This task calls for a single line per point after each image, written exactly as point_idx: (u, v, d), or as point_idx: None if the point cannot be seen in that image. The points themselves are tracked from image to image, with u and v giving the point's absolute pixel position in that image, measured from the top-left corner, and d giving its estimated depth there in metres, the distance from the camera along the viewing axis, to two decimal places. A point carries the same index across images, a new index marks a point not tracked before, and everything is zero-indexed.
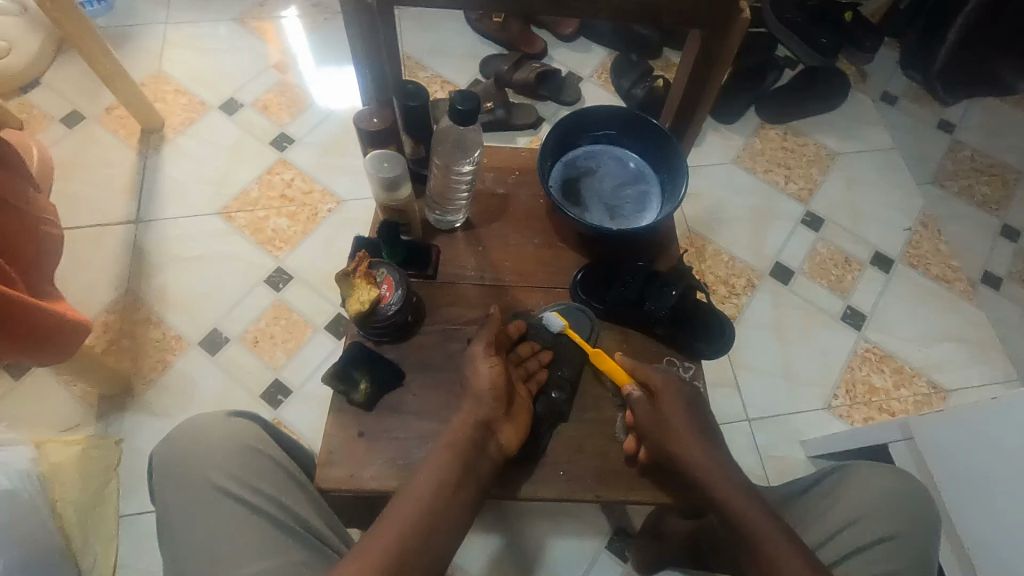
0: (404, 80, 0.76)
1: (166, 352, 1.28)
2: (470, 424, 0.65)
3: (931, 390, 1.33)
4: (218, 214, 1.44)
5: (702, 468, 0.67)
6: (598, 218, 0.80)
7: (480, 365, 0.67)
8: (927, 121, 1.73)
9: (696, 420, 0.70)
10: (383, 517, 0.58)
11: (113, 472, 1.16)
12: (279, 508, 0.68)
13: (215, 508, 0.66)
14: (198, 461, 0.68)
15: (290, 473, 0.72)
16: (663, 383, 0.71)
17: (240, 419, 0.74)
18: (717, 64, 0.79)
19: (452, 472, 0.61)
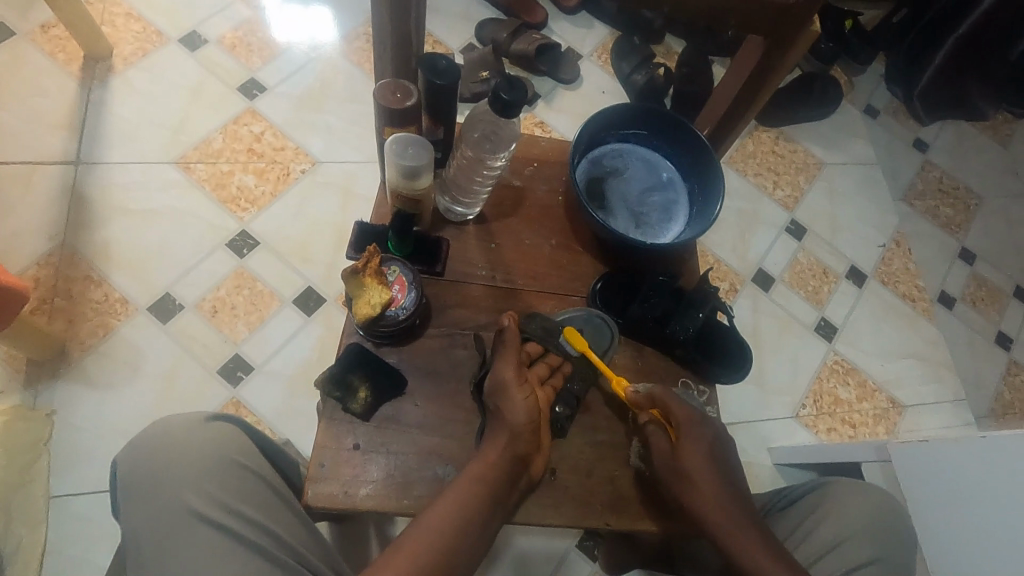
0: (436, 56, 0.73)
1: (109, 316, 1.14)
2: (505, 455, 0.65)
3: (890, 405, 1.37)
4: (175, 163, 1.29)
5: (716, 508, 0.68)
6: (625, 224, 0.86)
7: (513, 396, 0.67)
8: (901, 137, 1.69)
9: (715, 457, 0.71)
10: (407, 536, 0.59)
11: (42, 448, 1.04)
12: (262, 532, 0.63)
13: (191, 533, 0.60)
14: (172, 478, 0.63)
15: (274, 491, 0.67)
16: (687, 420, 0.71)
17: (220, 428, 0.68)
18: (772, 74, 0.83)
19: (474, 506, 0.62)
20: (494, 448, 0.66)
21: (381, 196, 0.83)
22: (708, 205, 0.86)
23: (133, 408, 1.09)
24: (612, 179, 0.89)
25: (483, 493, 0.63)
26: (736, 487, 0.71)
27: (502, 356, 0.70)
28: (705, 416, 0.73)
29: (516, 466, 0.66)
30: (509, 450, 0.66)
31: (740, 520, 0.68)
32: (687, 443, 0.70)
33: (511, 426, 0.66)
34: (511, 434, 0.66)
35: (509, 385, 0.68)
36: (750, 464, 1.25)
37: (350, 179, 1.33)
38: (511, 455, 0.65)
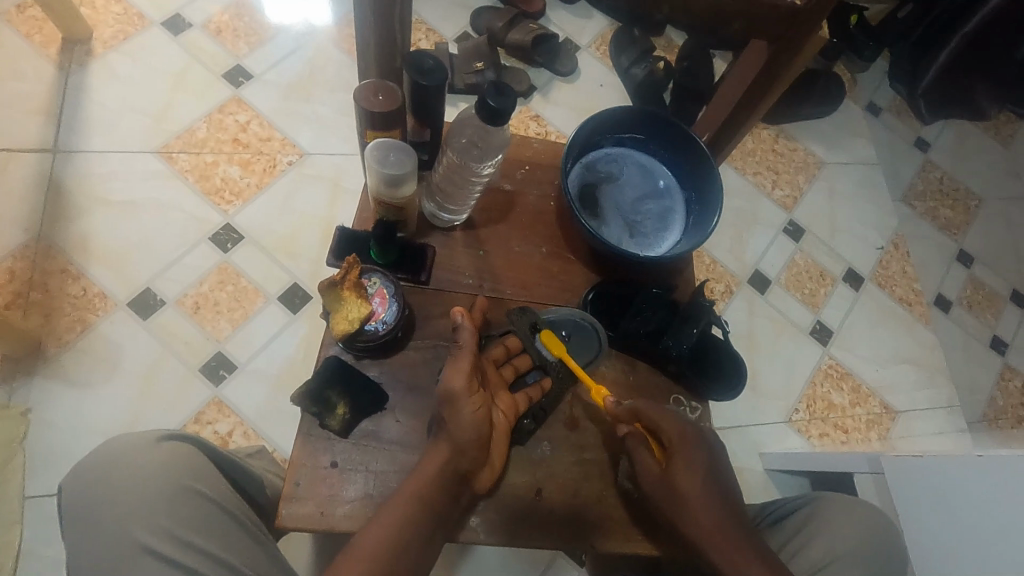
0: (423, 56, 0.70)
1: (87, 312, 1.11)
2: (449, 469, 0.64)
3: (883, 410, 1.34)
4: (157, 153, 1.25)
5: (703, 520, 0.66)
6: (618, 233, 0.84)
7: (461, 408, 0.64)
8: (903, 137, 1.66)
9: (712, 476, 0.68)
10: (355, 546, 0.60)
11: (17, 448, 1.01)
12: (217, 564, 0.61)
13: (141, 569, 0.59)
14: (123, 510, 0.61)
15: (233, 517, 0.66)
16: (681, 440, 0.68)
17: (176, 452, 0.66)
18: (779, 80, 0.80)
19: (412, 527, 0.62)
20: (433, 460, 0.64)
21: (365, 199, 0.80)
22: (704, 215, 0.83)
23: (111, 408, 1.06)
24: (606, 185, 0.86)
25: (420, 511, 0.62)
26: (734, 505, 0.68)
27: (454, 363, 0.66)
28: (702, 428, 0.71)
29: (456, 482, 0.65)
30: (449, 465, 0.64)
31: (737, 543, 0.65)
32: (681, 469, 0.67)
33: (455, 441, 0.64)
34: (454, 449, 0.64)
35: (458, 396, 0.64)
36: (741, 470, 1.23)
37: (339, 172, 1.29)
38: (450, 470, 0.64)
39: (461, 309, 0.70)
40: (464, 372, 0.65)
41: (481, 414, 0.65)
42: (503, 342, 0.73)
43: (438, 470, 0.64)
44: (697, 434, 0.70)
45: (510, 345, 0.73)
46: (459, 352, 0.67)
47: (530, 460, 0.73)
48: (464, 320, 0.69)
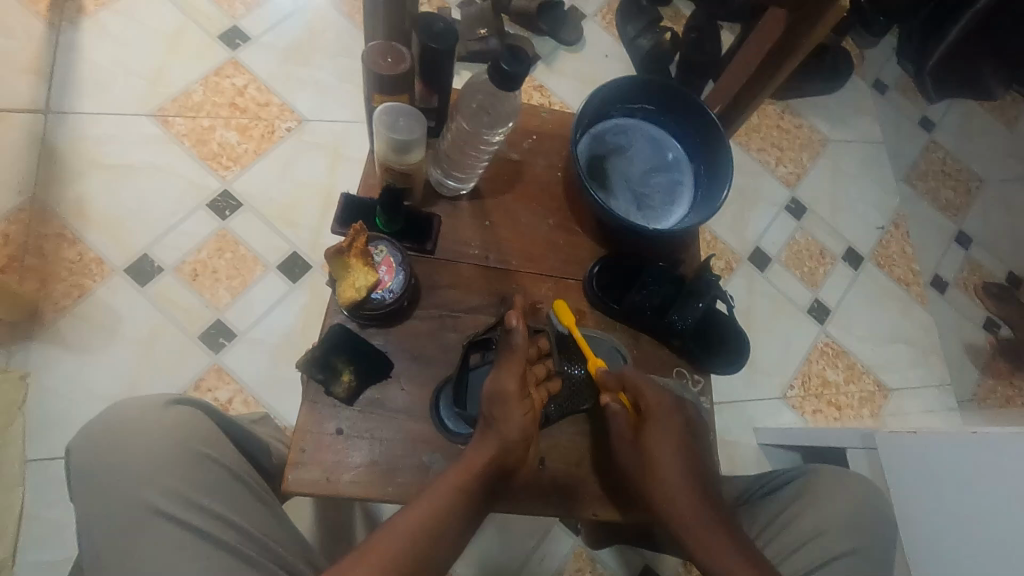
0: (431, 18, 0.68)
1: (84, 277, 1.10)
2: (493, 465, 0.64)
3: (876, 388, 1.36)
4: (152, 116, 1.22)
5: (682, 492, 0.67)
6: (627, 206, 0.83)
7: (514, 410, 0.65)
8: (908, 116, 1.64)
9: (688, 451, 0.70)
10: (389, 528, 0.58)
11: (17, 412, 1.01)
12: (227, 525, 0.62)
13: (151, 530, 0.59)
14: (132, 472, 0.61)
15: (243, 481, 0.66)
16: (659, 405, 0.71)
17: (184, 417, 0.66)
18: (792, 52, 0.79)
19: (459, 512, 0.61)
20: (481, 455, 0.64)
21: (369, 166, 0.79)
22: (714, 189, 0.83)
23: (110, 374, 1.06)
24: (615, 157, 0.85)
25: (469, 499, 0.62)
26: (704, 473, 0.69)
27: (505, 365, 0.66)
28: (681, 399, 0.73)
29: (502, 474, 0.66)
30: (497, 462, 0.65)
31: (700, 505, 0.66)
32: (653, 430, 0.70)
33: (506, 439, 0.65)
34: (503, 446, 0.65)
35: (512, 399, 0.65)
36: (734, 443, 1.25)
37: (339, 140, 1.26)
38: (501, 464, 0.65)
39: (516, 310, 0.68)
40: (516, 377, 0.66)
41: (529, 416, 0.66)
42: (535, 342, 0.73)
43: (489, 466, 0.64)
44: (675, 406, 0.72)
45: (542, 346, 0.73)
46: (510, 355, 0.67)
47: (537, 433, 0.74)
48: (519, 322, 0.67)
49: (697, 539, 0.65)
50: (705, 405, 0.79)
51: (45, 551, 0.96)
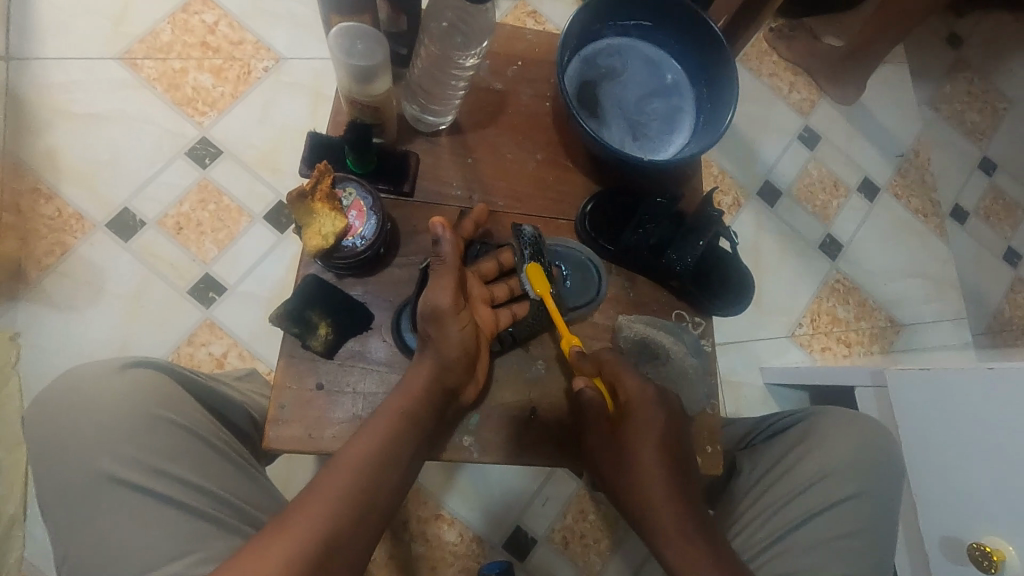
0: None
1: (65, 234, 1.06)
2: (432, 390, 0.63)
3: (888, 323, 1.32)
4: (119, 59, 1.14)
5: (654, 474, 0.65)
6: (621, 136, 0.76)
7: (448, 326, 0.63)
8: (936, 30, 1.50)
9: (668, 432, 0.67)
10: (339, 458, 0.58)
11: (11, 372, 1.00)
12: (192, 490, 0.61)
13: (112, 498, 0.59)
14: (91, 442, 0.61)
15: (209, 443, 0.65)
16: (640, 399, 0.67)
17: (142, 380, 0.64)
18: None
19: (400, 435, 0.60)
20: (420, 375, 0.63)
21: (338, 103, 0.74)
22: (717, 113, 0.76)
23: (100, 331, 1.04)
24: (607, 82, 0.78)
25: (410, 425, 0.61)
26: (686, 470, 0.67)
27: (437, 278, 0.63)
28: (665, 389, 0.70)
29: (445, 397, 0.64)
30: (436, 382, 0.63)
31: (676, 508, 0.64)
32: (631, 435, 0.66)
33: (442, 357, 0.63)
34: (440, 366, 0.63)
35: (445, 314, 0.62)
36: (739, 383, 1.23)
37: (318, 79, 1.18)
38: (439, 385, 0.63)
39: (442, 219, 0.64)
40: (450, 290, 0.63)
41: (467, 331, 0.64)
42: (496, 256, 0.70)
43: (426, 386, 0.62)
44: (658, 397, 0.68)
45: (504, 260, 0.70)
46: (442, 265, 0.64)
47: (526, 379, 0.71)
48: (445, 231, 0.64)
49: (673, 550, 0.63)
50: (706, 347, 0.75)
51: None
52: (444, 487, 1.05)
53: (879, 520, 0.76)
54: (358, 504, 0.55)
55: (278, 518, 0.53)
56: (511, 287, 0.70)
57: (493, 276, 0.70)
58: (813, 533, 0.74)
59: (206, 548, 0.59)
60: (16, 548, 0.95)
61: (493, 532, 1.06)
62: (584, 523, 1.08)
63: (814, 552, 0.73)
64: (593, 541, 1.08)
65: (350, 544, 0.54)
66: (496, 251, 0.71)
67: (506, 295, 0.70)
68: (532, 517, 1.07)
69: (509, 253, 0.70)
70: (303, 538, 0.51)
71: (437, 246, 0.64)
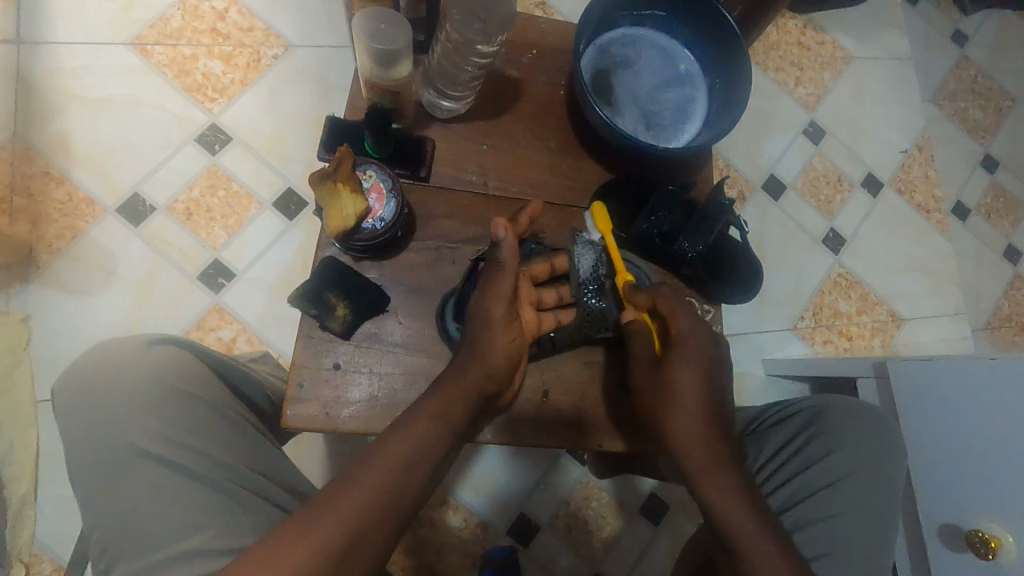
0: None
1: (76, 218, 1.07)
2: (475, 392, 0.64)
3: (889, 318, 1.33)
4: (130, 45, 1.14)
5: (694, 407, 0.65)
6: (635, 125, 0.77)
7: (497, 338, 0.65)
8: (941, 26, 1.50)
9: (709, 378, 0.66)
10: (373, 450, 0.58)
11: (21, 354, 1.01)
12: (216, 464, 0.62)
13: (138, 470, 0.60)
14: (116, 416, 0.62)
15: (232, 419, 0.66)
16: (690, 334, 0.68)
17: (169, 355, 0.66)
18: None
19: (439, 433, 0.60)
20: (462, 376, 0.64)
21: (356, 89, 0.75)
22: (730, 105, 0.77)
23: (111, 314, 1.05)
24: (621, 71, 0.78)
25: (445, 424, 0.61)
26: (724, 415, 0.66)
27: (495, 286, 0.65)
28: (715, 333, 0.70)
29: (483, 399, 0.65)
30: (480, 387, 0.64)
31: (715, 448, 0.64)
32: (680, 360, 0.67)
33: (487, 364, 0.65)
34: (485, 372, 0.64)
35: (496, 326, 0.65)
36: (740, 374, 1.24)
37: (328, 68, 1.18)
38: (479, 389, 0.64)
39: (505, 221, 0.65)
40: (505, 300, 0.65)
41: (513, 345, 0.66)
42: (550, 260, 0.72)
43: (467, 395, 0.63)
44: (709, 339, 0.69)
45: (558, 265, 0.73)
46: (500, 268, 0.65)
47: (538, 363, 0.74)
48: (507, 234, 0.65)
49: (711, 487, 0.63)
50: (715, 335, 0.77)
51: (68, 486, 0.99)
52: (451, 472, 1.07)
53: (879, 501, 0.77)
54: (387, 499, 0.55)
55: (308, 509, 0.53)
56: (562, 293, 0.73)
57: (544, 279, 0.73)
58: (814, 513, 0.76)
59: (226, 522, 0.60)
60: (28, 528, 0.96)
61: (499, 518, 1.07)
62: (588, 509, 1.10)
63: (815, 530, 0.75)
64: (595, 527, 1.09)
65: (375, 535, 0.54)
66: (551, 255, 0.73)
67: (554, 300, 0.73)
68: (536, 503, 1.09)
69: (565, 260, 0.73)
70: (337, 522, 0.52)
71: (499, 247, 0.65)
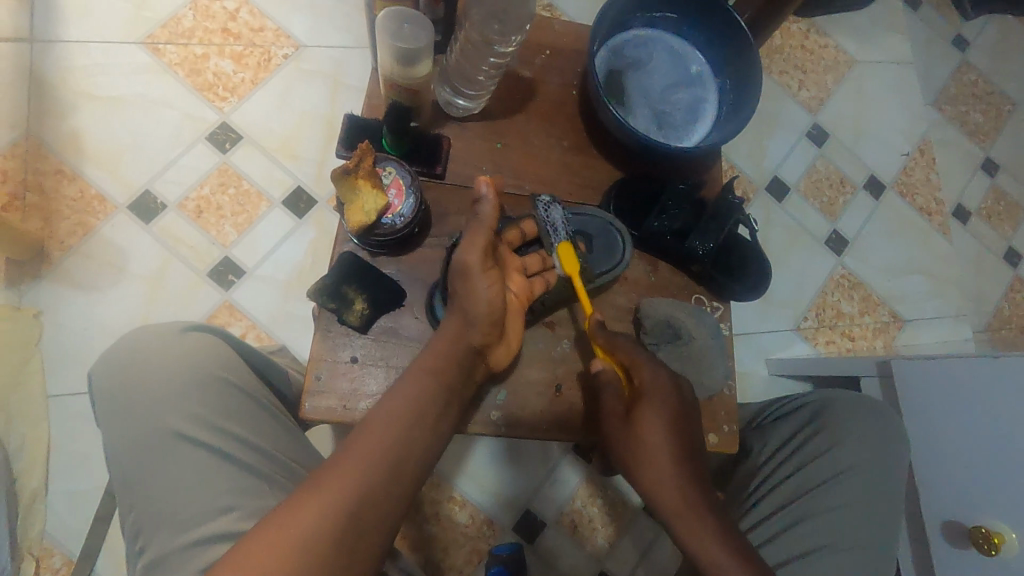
0: None
1: (87, 216, 1.08)
2: (461, 350, 0.65)
3: (891, 319, 1.34)
4: (142, 44, 1.16)
5: (660, 454, 0.67)
6: (646, 125, 0.78)
7: (477, 285, 0.66)
8: (942, 31, 1.52)
9: (674, 422, 0.67)
10: (368, 421, 0.59)
11: (33, 349, 1.02)
12: (246, 448, 0.65)
13: (174, 452, 0.62)
14: (151, 400, 0.64)
15: (260, 405, 0.69)
16: (652, 385, 0.68)
17: (202, 343, 0.68)
18: None
19: (427, 407, 0.61)
20: (445, 338, 0.66)
21: (373, 86, 0.76)
22: (741, 105, 0.79)
23: (122, 310, 1.06)
24: (633, 71, 0.80)
25: (438, 383, 0.63)
26: (693, 449, 0.68)
27: (469, 236, 0.66)
28: (679, 376, 0.71)
29: (471, 358, 0.66)
30: (463, 341, 0.66)
31: (688, 493, 0.66)
32: (647, 411, 0.67)
33: (468, 313, 0.66)
34: (467, 321, 0.66)
35: (473, 271, 0.66)
36: (744, 374, 1.25)
37: (337, 68, 1.20)
38: (463, 347, 0.66)
39: (488, 179, 0.68)
40: (479, 249, 0.66)
41: (495, 291, 0.66)
42: (518, 226, 0.73)
43: (452, 351, 0.65)
44: (671, 380, 0.69)
45: (527, 230, 0.73)
46: (477, 224, 0.67)
47: (550, 356, 0.75)
48: (489, 191, 0.68)
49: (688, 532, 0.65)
50: (724, 331, 0.78)
51: (77, 480, 1.00)
52: (458, 468, 1.08)
53: (885, 493, 0.79)
54: (390, 464, 0.57)
55: (313, 481, 0.54)
56: (542, 256, 0.73)
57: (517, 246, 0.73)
58: (819, 505, 0.77)
59: (249, 507, 0.62)
60: (38, 522, 0.97)
61: (505, 514, 1.08)
62: (593, 506, 1.10)
63: (819, 521, 0.76)
64: (600, 525, 1.10)
65: (382, 501, 0.55)
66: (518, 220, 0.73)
67: (538, 264, 0.73)
68: (542, 500, 1.10)
69: (532, 224, 0.73)
70: (331, 503, 0.52)
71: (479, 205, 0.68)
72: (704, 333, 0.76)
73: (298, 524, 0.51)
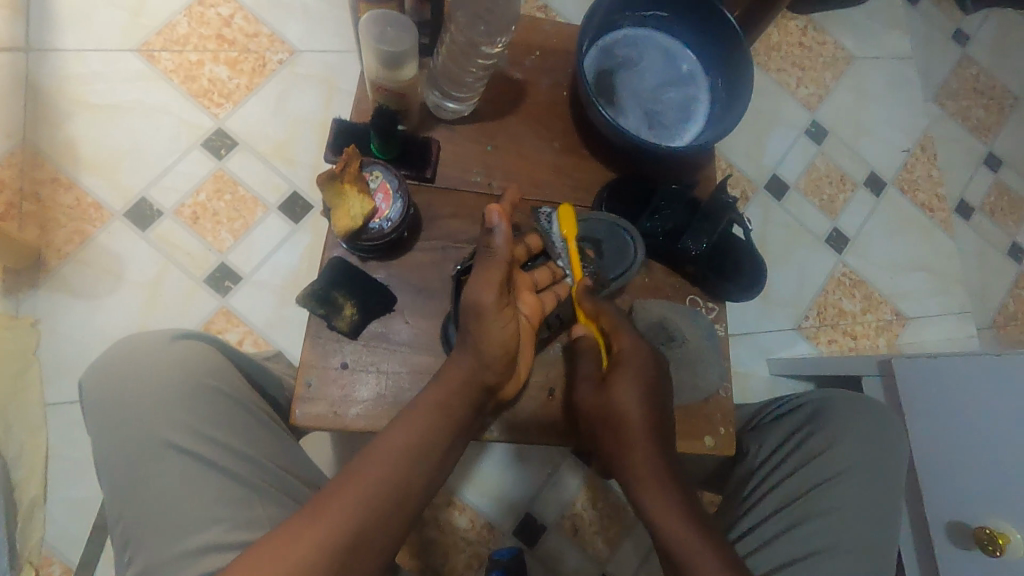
0: None
1: (84, 223, 1.08)
2: (473, 385, 0.64)
3: (893, 317, 1.33)
4: (137, 52, 1.16)
5: (635, 420, 0.66)
6: (637, 125, 0.78)
7: (490, 323, 0.63)
8: (941, 26, 1.51)
9: (649, 390, 0.67)
10: (373, 447, 0.59)
11: (30, 357, 1.02)
12: (238, 456, 0.65)
13: (164, 460, 0.62)
14: (142, 408, 0.64)
15: (252, 412, 0.68)
16: (630, 355, 0.68)
17: (195, 350, 0.68)
18: None
19: (431, 441, 0.61)
20: (456, 368, 0.65)
21: (362, 90, 0.76)
22: (733, 105, 0.78)
23: (120, 318, 1.06)
24: (624, 72, 0.79)
25: (444, 418, 0.62)
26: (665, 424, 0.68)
27: (483, 273, 0.63)
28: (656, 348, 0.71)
29: (483, 393, 0.65)
30: (477, 377, 0.64)
31: (657, 462, 0.65)
32: (623, 379, 0.67)
33: (482, 353, 0.64)
34: (480, 363, 0.64)
35: (486, 310, 0.63)
36: (746, 374, 1.24)
37: (332, 72, 1.19)
38: (476, 381, 0.64)
39: (498, 207, 0.61)
40: (492, 287, 0.63)
41: (510, 329, 0.65)
42: (524, 241, 0.72)
43: (463, 385, 0.64)
44: (650, 353, 0.69)
45: (531, 244, 0.72)
46: (491, 257, 0.63)
47: (543, 361, 0.75)
48: (501, 220, 0.62)
49: (650, 499, 0.65)
50: (719, 333, 0.78)
51: (76, 488, 1.00)
52: (457, 472, 1.07)
53: (884, 495, 0.78)
54: (389, 496, 0.56)
55: (313, 506, 0.54)
56: (552, 270, 0.73)
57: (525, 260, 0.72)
58: (817, 507, 0.76)
59: (240, 516, 0.61)
60: (38, 529, 0.97)
61: (503, 518, 1.07)
62: (593, 510, 1.10)
63: (817, 523, 0.75)
64: (600, 528, 1.09)
65: (377, 536, 0.55)
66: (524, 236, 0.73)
67: (547, 278, 0.72)
68: (542, 504, 1.09)
69: (537, 237, 0.72)
70: (327, 533, 0.52)
71: (490, 236, 0.63)
72: (700, 334, 0.75)
73: (293, 550, 0.51)
